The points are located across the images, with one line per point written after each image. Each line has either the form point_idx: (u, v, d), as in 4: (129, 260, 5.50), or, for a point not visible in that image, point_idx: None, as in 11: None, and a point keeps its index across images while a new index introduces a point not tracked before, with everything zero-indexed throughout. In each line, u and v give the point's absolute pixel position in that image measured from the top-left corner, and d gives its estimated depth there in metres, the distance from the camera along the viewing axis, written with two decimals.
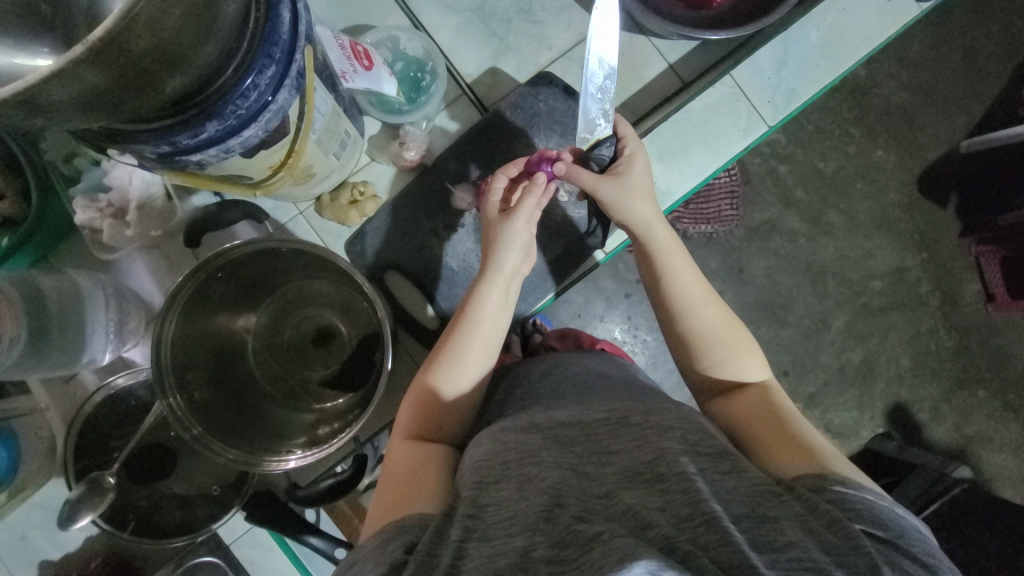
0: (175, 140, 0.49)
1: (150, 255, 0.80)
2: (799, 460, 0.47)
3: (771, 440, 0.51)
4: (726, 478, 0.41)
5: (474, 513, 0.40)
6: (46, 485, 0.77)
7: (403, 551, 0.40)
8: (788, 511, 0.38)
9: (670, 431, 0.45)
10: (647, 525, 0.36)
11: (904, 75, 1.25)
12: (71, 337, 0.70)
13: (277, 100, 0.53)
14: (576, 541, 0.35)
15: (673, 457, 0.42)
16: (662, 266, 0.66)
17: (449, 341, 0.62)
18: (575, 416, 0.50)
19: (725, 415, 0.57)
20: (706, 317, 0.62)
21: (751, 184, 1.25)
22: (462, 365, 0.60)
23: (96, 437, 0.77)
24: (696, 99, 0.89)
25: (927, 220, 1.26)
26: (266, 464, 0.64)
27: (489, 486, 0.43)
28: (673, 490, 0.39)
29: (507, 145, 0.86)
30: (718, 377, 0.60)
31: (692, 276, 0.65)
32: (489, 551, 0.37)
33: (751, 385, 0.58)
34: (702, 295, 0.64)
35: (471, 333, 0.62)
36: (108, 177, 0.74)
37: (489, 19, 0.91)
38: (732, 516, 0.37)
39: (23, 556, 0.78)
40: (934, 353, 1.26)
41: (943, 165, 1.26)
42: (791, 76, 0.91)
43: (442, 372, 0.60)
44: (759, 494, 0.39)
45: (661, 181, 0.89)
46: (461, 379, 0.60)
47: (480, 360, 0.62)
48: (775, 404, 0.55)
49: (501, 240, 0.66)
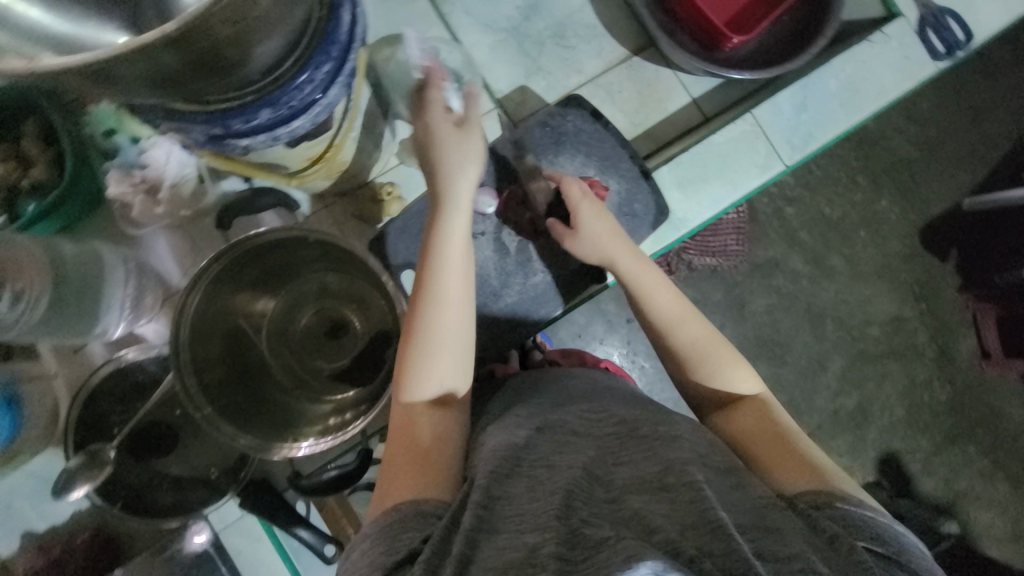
0: (228, 124, 0.51)
1: (174, 234, 0.81)
2: (800, 475, 0.48)
3: (772, 456, 0.51)
4: (734, 491, 0.42)
5: (487, 505, 0.42)
6: (40, 455, 0.77)
7: (419, 540, 0.42)
8: (793, 526, 0.40)
9: (677, 443, 0.47)
10: (652, 530, 0.37)
11: (912, 130, 1.30)
12: (87, 306, 0.71)
13: (327, 97, 0.54)
14: (584, 544, 0.36)
15: (682, 467, 0.43)
16: (638, 288, 0.68)
17: (424, 284, 0.60)
18: (587, 426, 0.53)
19: (725, 430, 0.57)
20: (692, 332, 0.64)
21: (758, 223, 1.28)
22: (441, 296, 0.59)
23: (99, 410, 0.76)
24: (717, 133, 0.92)
25: (928, 272, 1.29)
26: (273, 451, 0.64)
27: (502, 480, 0.45)
28: (680, 498, 0.40)
29: (532, 157, 0.89)
30: (715, 391, 0.61)
31: (671, 297, 0.67)
32: (500, 544, 0.38)
33: (745, 401, 0.59)
34: (682, 312, 0.65)
35: (444, 258, 0.61)
36: (144, 154, 0.74)
37: (524, 41, 0.97)
38: (739, 525, 0.38)
39: (8, 525, 0.77)
40: (928, 405, 1.27)
41: (945, 220, 1.30)
42: (809, 119, 0.94)
43: (428, 311, 0.58)
44: (763, 507, 0.41)
45: (677, 208, 0.91)
46: (444, 309, 0.58)
47: (459, 280, 0.61)
48: (772, 420, 0.55)
49: (444, 156, 0.65)
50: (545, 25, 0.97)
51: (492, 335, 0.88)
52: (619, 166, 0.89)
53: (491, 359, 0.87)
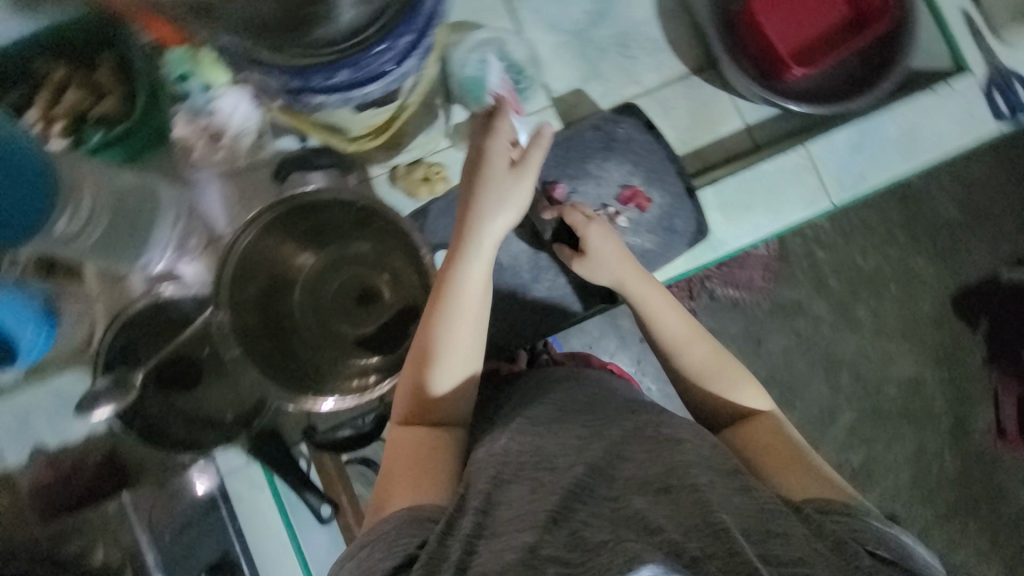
0: (307, 80, 0.53)
1: (227, 182, 0.83)
2: (807, 487, 0.51)
3: (779, 468, 0.54)
4: (735, 492, 0.45)
5: (486, 510, 0.47)
6: (66, 372, 0.80)
7: (415, 545, 0.46)
8: (796, 529, 0.42)
9: (682, 447, 0.51)
10: (653, 530, 0.41)
11: (959, 193, 1.27)
12: (136, 234, 0.74)
13: (402, 68, 0.56)
14: (581, 548, 0.41)
15: (686, 470, 0.47)
16: (646, 308, 0.69)
17: (439, 314, 0.62)
18: (590, 431, 0.56)
19: (736, 442, 0.60)
20: (699, 354, 0.66)
21: (788, 262, 1.25)
22: (454, 331, 0.62)
23: (132, 337, 0.78)
24: (768, 161, 0.92)
25: (955, 339, 1.26)
26: (303, 399, 0.67)
27: (503, 485, 0.50)
28: (682, 500, 0.44)
29: (581, 159, 0.90)
30: (727, 408, 0.64)
31: (676, 317, 0.68)
32: (497, 547, 0.42)
33: (757, 419, 0.61)
34: (687, 331, 0.67)
35: (464, 292, 0.63)
36: (212, 101, 0.76)
37: (587, 45, 0.98)
38: (744, 528, 0.41)
39: (23, 435, 0.80)
40: (935, 474, 1.24)
41: (979, 289, 1.27)
42: (863, 161, 0.93)
43: (442, 344, 0.62)
44: (767, 509, 0.44)
45: (717, 229, 0.91)
46: (456, 344, 0.62)
47: (472, 319, 0.63)
48: (783, 437, 0.59)
49: (488, 194, 0.66)
50: (610, 33, 0.98)
51: (513, 327, 0.91)
52: (665, 180, 0.90)
53: (495, 359, 0.89)
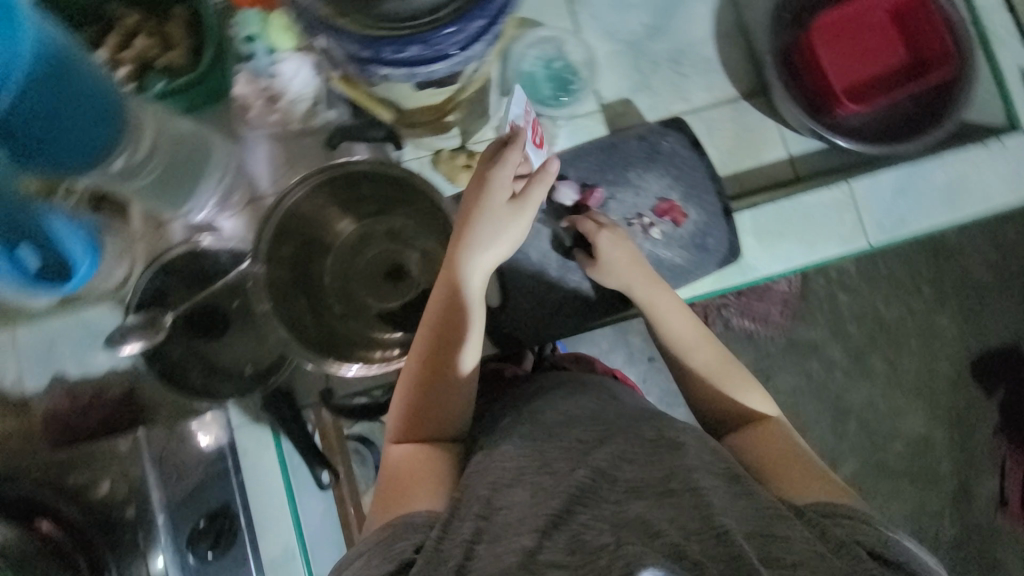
0: (378, 50, 0.55)
1: (274, 144, 0.85)
2: (808, 489, 0.51)
3: (780, 471, 0.55)
4: (740, 497, 0.46)
5: (486, 516, 0.48)
6: (96, 307, 0.83)
7: (411, 549, 0.48)
8: (797, 534, 0.43)
9: (685, 450, 0.51)
10: (656, 533, 0.41)
11: (992, 255, 1.25)
12: (184, 181, 0.76)
13: (470, 51, 0.57)
14: (582, 551, 0.42)
15: (686, 473, 0.47)
16: (655, 317, 0.71)
17: (430, 350, 0.64)
18: (588, 434, 0.57)
19: (737, 445, 0.61)
20: (703, 358, 0.68)
21: (808, 301, 1.23)
22: (444, 365, 0.64)
23: (165, 282, 0.80)
24: (809, 194, 0.91)
25: (969, 403, 1.24)
26: (327, 364, 0.68)
27: (502, 490, 0.51)
28: (684, 503, 0.44)
29: (622, 167, 0.91)
30: (730, 412, 0.65)
31: (685, 321, 0.70)
32: (497, 550, 0.44)
33: (759, 423, 0.62)
34: (694, 338, 0.69)
35: (456, 330, 0.64)
36: (276, 65, 0.79)
37: (641, 57, 0.98)
38: (745, 532, 0.42)
39: (47, 362, 0.83)
40: (931, 537, 1.21)
41: (1001, 353, 1.24)
42: (906, 205, 0.92)
43: (432, 377, 0.63)
44: (769, 516, 0.44)
45: (749, 254, 0.91)
46: (445, 378, 0.64)
47: (461, 353, 0.64)
48: (785, 441, 0.59)
49: (484, 234, 0.65)
50: (665, 49, 0.99)
51: (539, 326, 0.90)
52: (704, 198, 0.90)
53: (501, 359, 0.90)
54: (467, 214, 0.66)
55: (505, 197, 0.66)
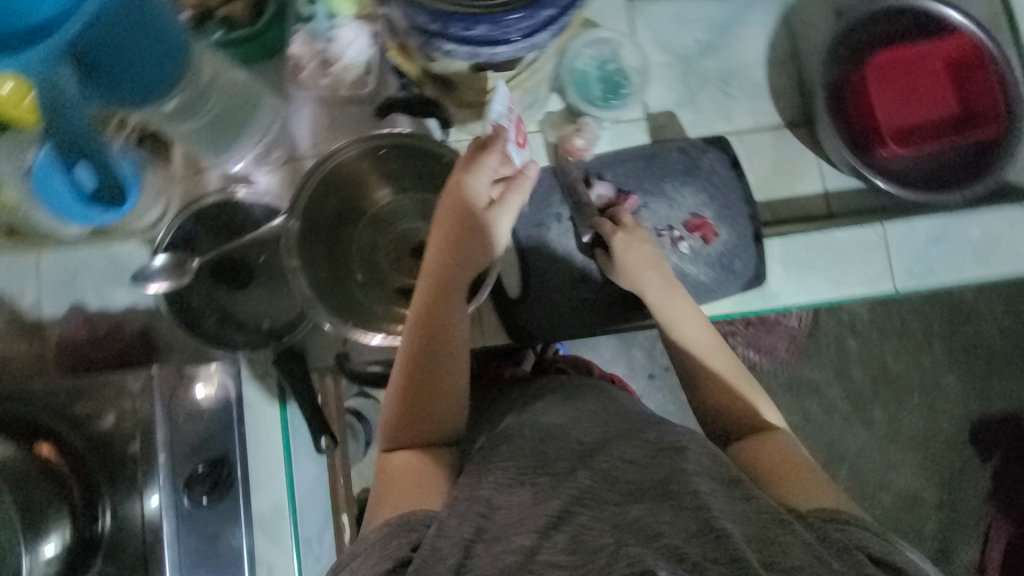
0: (446, 25, 0.56)
1: (319, 108, 0.86)
2: (809, 495, 0.51)
3: (783, 478, 0.54)
4: (737, 502, 0.45)
5: (486, 515, 0.49)
6: (126, 242, 0.85)
7: (410, 548, 0.48)
8: (795, 538, 0.42)
9: (684, 454, 0.50)
10: (655, 535, 0.41)
11: (1007, 322, 1.24)
12: (227, 127, 0.79)
13: (536, 39, 0.58)
14: (583, 550, 0.42)
15: (686, 476, 0.47)
16: (671, 321, 0.70)
17: (416, 364, 0.62)
18: (586, 434, 0.58)
19: (743, 453, 0.59)
20: (719, 364, 0.67)
21: (816, 341, 1.22)
22: (431, 376, 0.62)
23: (195, 228, 0.81)
24: (840, 230, 0.92)
25: (963, 466, 1.23)
26: (355, 332, 0.69)
27: (503, 491, 0.51)
28: (685, 508, 0.43)
29: (659, 178, 0.91)
30: (738, 421, 0.64)
31: (702, 327, 0.70)
32: (497, 550, 0.45)
33: (764, 433, 0.61)
34: (709, 345, 0.69)
35: (440, 343, 0.63)
36: (336, 31, 0.79)
37: (691, 73, 0.98)
38: (745, 536, 0.41)
39: (69, 291, 0.85)
40: None
41: (1002, 421, 1.23)
42: (937, 255, 0.93)
43: (418, 391, 0.62)
44: (768, 520, 0.44)
45: (773, 282, 0.91)
46: (432, 389, 0.62)
47: (447, 363, 0.63)
48: (790, 451, 0.58)
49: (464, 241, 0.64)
50: (716, 68, 0.99)
51: (553, 322, 0.90)
52: (737, 220, 0.90)
53: (502, 358, 0.90)
54: (446, 225, 0.64)
55: (482, 205, 0.65)
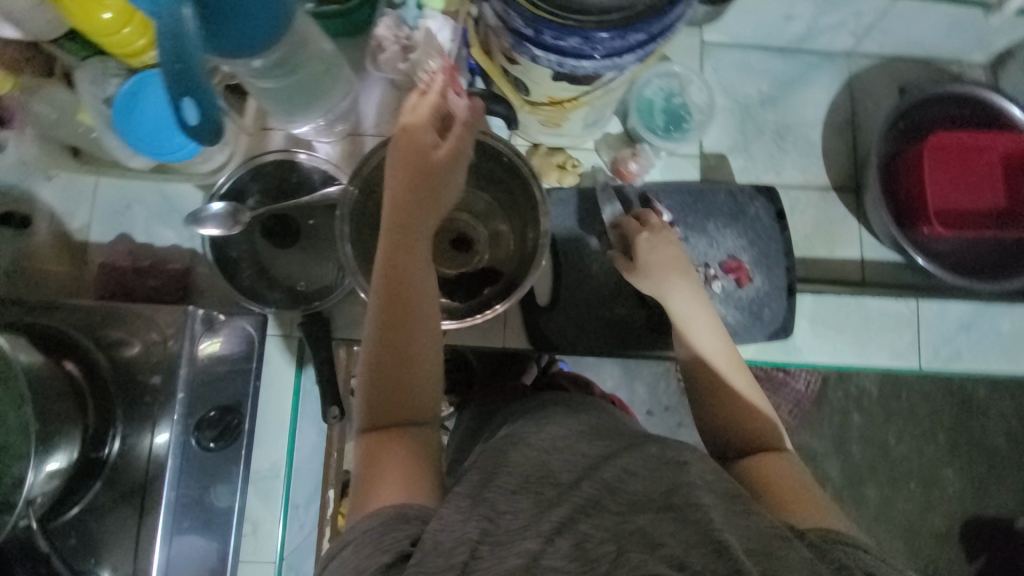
0: (540, 31, 0.58)
1: (391, 91, 0.90)
2: (806, 513, 0.51)
3: (782, 496, 0.53)
4: (738, 515, 0.45)
5: (491, 518, 0.48)
6: (183, 185, 0.88)
7: (408, 542, 0.47)
8: (798, 555, 0.43)
9: (689, 464, 0.50)
10: (658, 545, 0.42)
11: (1015, 425, 1.22)
12: (303, 98, 0.80)
13: (621, 59, 0.61)
14: (585, 559, 0.43)
15: (687, 490, 0.47)
16: (693, 334, 0.70)
17: (386, 335, 0.56)
18: (589, 446, 0.56)
19: (750, 471, 0.57)
20: (740, 382, 0.65)
21: (820, 409, 1.21)
22: (402, 344, 0.57)
23: (252, 181, 0.84)
24: (873, 299, 0.92)
25: (949, 564, 1.20)
26: None
27: (508, 495, 0.50)
28: (687, 519, 0.44)
29: (703, 215, 0.92)
30: (750, 442, 0.61)
31: (723, 345, 0.68)
32: (501, 554, 0.44)
33: (770, 453, 0.59)
34: (728, 363, 0.67)
35: (406, 308, 0.57)
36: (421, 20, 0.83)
37: (749, 121, 1.00)
38: (747, 548, 0.42)
39: (119, 221, 0.88)
40: None
41: (994, 525, 1.21)
42: (965, 341, 0.93)
43: (394, 364, 0.56)
44: (770, 535, 0.44)
45: (799, 337, 0.91)
46: (405, 358, 0.57)
47: (417, 324, 0.57)
48: (797, 474, 0.56)
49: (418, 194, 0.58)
50: (773, 120, 1.01)
51: (573, 336, 0.91)
52: (772, 269, 0.91)
53: (509, 365, 0.92)
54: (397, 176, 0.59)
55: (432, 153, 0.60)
